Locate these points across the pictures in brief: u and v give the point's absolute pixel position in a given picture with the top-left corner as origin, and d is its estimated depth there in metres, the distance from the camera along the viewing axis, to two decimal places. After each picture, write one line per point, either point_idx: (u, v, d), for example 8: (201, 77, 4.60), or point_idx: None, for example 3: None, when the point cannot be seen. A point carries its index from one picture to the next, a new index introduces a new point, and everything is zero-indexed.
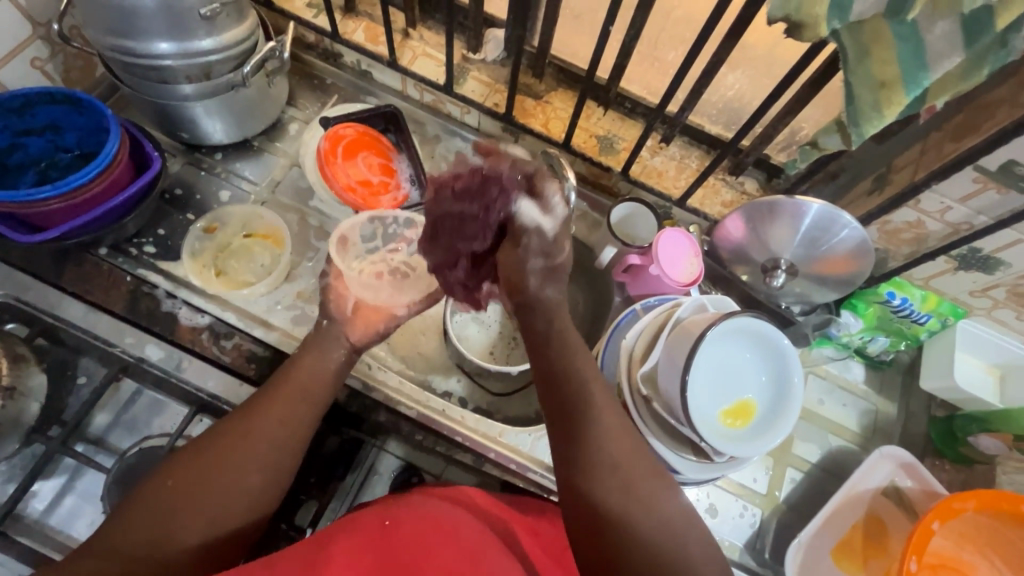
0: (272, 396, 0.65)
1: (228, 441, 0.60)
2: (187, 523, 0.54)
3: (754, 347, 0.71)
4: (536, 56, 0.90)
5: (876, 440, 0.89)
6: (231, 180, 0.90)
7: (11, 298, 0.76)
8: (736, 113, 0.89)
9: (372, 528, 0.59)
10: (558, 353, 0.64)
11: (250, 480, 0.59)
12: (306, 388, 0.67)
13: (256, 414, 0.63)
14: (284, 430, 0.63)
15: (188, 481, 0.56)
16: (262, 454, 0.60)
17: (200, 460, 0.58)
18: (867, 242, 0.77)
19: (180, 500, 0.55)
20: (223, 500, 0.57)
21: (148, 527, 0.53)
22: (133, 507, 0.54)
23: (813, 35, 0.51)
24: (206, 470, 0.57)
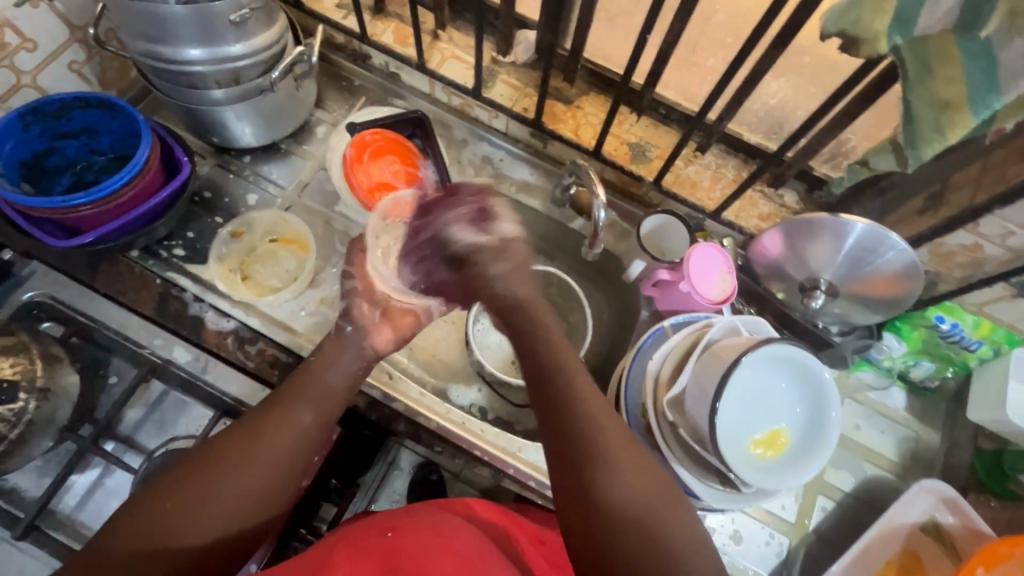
0: (283, 408, 0.63)
1: (235, 450, 0.57)
2: (193, 527, 0.52)
3: (791, 376, 0.67)
4: (568, 60, 0.87)
5: (916, 471, 0.85)
6: (259, 183, 0.91)
7: (48, 297, 0.78)
8: (778, 122, 0.84)
9: (375, 539, 0.59)
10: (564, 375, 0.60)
11: (250, 498, 0.56)
12: (318, 398, 0.65)
13: (263, 427, 0.60)
14: (290, 446, 0.60)
15: (189, 492, 0.53)
16: (264, 473, 0.57)
17: (203, 474, 0.54)
18: (916, 265, 0.72)
19: (184, 508, 0.52)
20: (228, 517, 0.54)
21: (152, 530, 0.50)
22: (137, 511, 0.51)
23: (871, 51, 0.47)
24: (209, 485, 0.54)
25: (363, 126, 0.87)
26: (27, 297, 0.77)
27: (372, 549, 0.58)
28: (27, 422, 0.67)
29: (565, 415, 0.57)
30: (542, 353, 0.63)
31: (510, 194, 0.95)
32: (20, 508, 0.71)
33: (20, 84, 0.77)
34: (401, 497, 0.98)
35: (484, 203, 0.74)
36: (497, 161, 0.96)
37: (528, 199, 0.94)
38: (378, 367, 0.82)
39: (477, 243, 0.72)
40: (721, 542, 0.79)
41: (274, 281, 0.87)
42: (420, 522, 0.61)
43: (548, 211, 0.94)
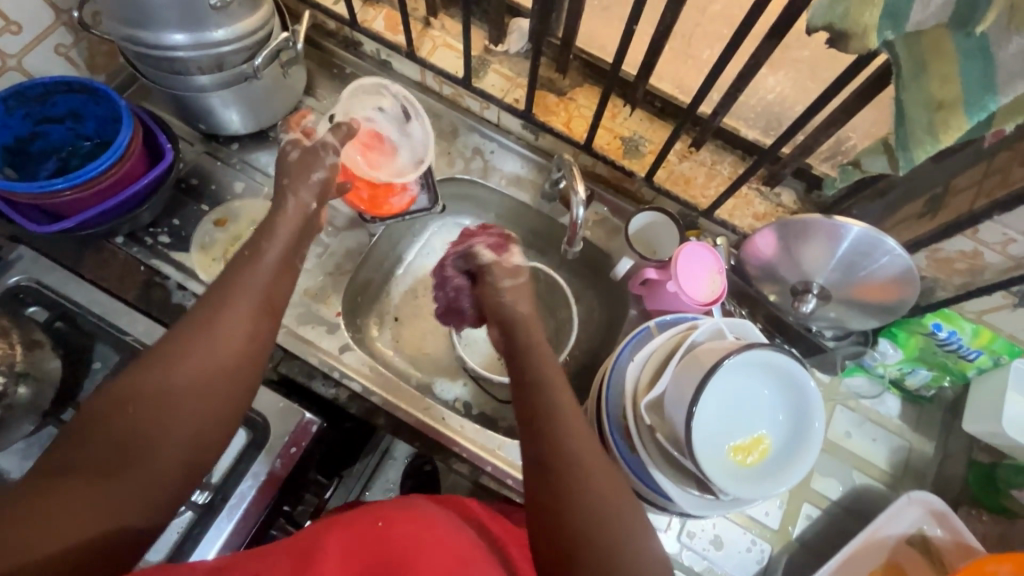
0: (224, 303, 0.57)
1: (185, 363, 0.52)
2: (164, 446, 0.49)
3: (774, 383, 0.65)
4: (560, 50, 0.85)
5: (907, 480, 0.83)
6: (247, 171, 0.90)
7: (32, 281, 0.78)
8: (777, 117, 0.82)
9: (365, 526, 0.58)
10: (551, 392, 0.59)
11: (216, 408, 0.52)
12: (262, 292, 0.60)
13: (204, 325, 0.54)
14: (241, 345, 0.55)
15: (143, 412, 0.49)
16: (219, 378, 0.53)
17: (152, 390, 0.50)
18: (912, 270, 0.69)
19: (143, 429, 0.48)
20: (193, 429, 0.50)
21: (116, 455, 0.47)
22: (91, 437, 0.47)
23: (860, 47, 0.45)
24: (161, 393, 0.50)
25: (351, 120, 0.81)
26: (12, 282, 0.78)
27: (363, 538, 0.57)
28: (6, 406, 0.67)
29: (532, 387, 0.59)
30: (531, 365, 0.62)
31: (500, 187, 0.93)
32: None
33: (5, 68, 0.77)
34: (394, 485, 1.01)
35: (505, 237, 0.77)
36: (488, 153, 0.94)
37: (518, 192, 0.93)
38: (359, 360, 0.81)
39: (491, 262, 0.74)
40: (701, 547, 0.78)
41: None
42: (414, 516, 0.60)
43: (538, 205, 0.92)
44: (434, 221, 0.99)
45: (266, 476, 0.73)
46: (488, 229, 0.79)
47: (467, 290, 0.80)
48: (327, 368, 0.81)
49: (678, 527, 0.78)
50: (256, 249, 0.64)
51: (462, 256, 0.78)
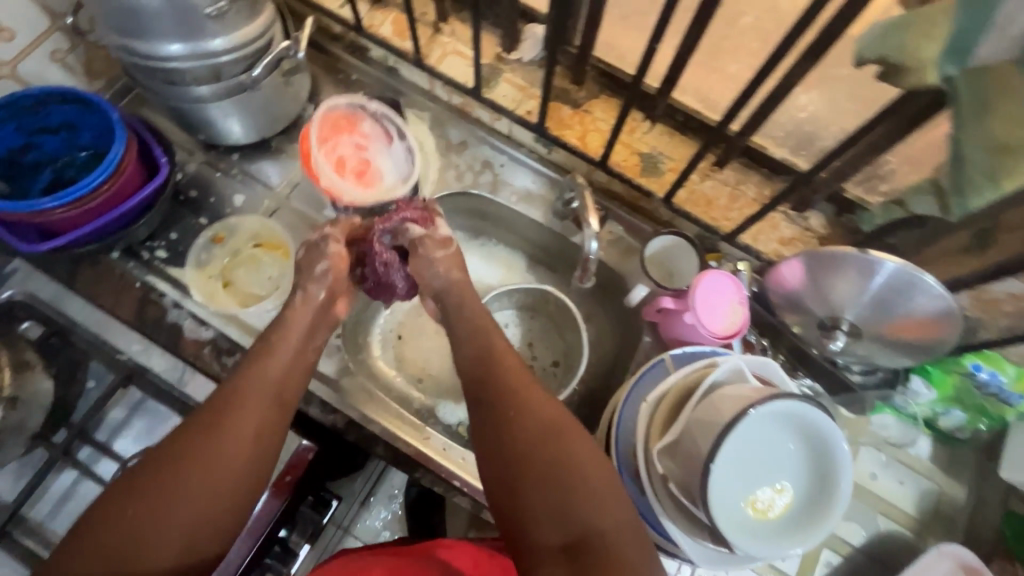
0: (233, 406, 0.57)
1: (193, 460, 0.53)
2: (162, 546, 0.49)
3: (798, 435, 0.60)
4: (576, 60, 0.80)
5: (935, 527, 0.78)
6: (248, 182, 0.87)
7: (28, 296, 0.76)
8: (808, 137, 0.76)
9: None
10: (519, 392, 0.59)
11: (218, 505, 0.52)
12: (275, 384, 0.60)
13: (216, 422, 0.55)
14: (247, 450, 0.55)
15: (146, 511, 0.49)
16: (227, 473, 0.53)
17: (157, 488, 0.50)
18: (953, 312, 0.64)
19: (145, 528, 0.49)
20: (192, 528, 0.50)
21: (117, 555, 0.48)
22: (95, 535, 0.48)
23: (915, 81, 0.42)
24: (163, 506, 0.50)
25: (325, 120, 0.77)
26: (6, 296, 0.76)
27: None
28: None
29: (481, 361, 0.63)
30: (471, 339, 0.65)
31: (510, 204, 0.88)
32: None
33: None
34: (399, 491, 1.04)
35: (431, 209, 0.72)
36: (498, 166, 0.89)
37: (529, 209, 0.88)
38: (359, 384, 0.78)
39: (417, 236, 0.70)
40: None
41: (257, 289, 0.84)
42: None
43: (549, 223, 0.88)
44: None
45: (261, 509, 0.70)
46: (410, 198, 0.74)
47: (399, 266, 0.73)
48: (325, 392, 0.78)
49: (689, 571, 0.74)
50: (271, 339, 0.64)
51: (391, 233, 0.71)
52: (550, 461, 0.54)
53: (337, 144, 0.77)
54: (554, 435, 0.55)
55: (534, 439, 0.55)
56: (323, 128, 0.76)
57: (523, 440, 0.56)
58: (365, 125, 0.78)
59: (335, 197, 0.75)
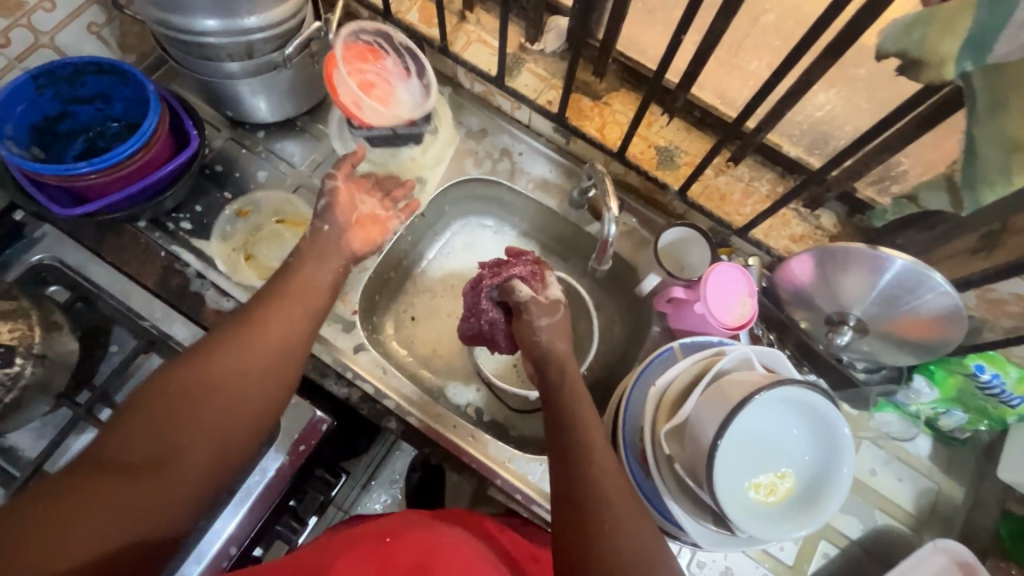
0: (270, 308, 0.62)
1: (232, 356, 0.56)
2: (201, 432, 0.52)
3: (803, 421, 0.62)
4: (599, 53, 0.81)
5: (932, 525, 0.80)
6: (272, 160, 0.89)
7: (56, 260, 0.79)
8: (823, 136, 0.77)
9: (372, 547, 0.60)
10: (579, 427, 0.60)
11: (254, 399, 0.56)
12: (303, 298, 0.65)
13: (256, 325, 0.59)
14: (274, 350, 0.59)
15: (193, 399, 0.53)
16: (263, 370, 0.57)
17: (202, 380, 0.54)
18: (960, 310, 0.65)
19: (189, 414, 0.52)
20: (229, 417, 0.54)
21: (161, 433, 0.51)
22: (138, 413, 0.51)
23: (934, 75, 0.43)
24: (204, 390, 0.53)
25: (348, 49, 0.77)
26: (35, 260, 0.78)
27: (369, 550, 0.60)
28: (24, 388, 0.67)
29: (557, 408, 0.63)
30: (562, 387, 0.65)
31: (526, 191, 0.90)
32: (17, 467, 0.72)
33: (38, 45, 0.76)
34: (400, 476, 1.05)
35: (540, 266, 0.77)
36: (516, 154, 0.91)
37: (545, 198, 0.90)
38: (373, 360, 0.80)
39: (529, 300, 0.73)
40: None
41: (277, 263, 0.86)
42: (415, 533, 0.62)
43: (564, 211, 0.89)
44: (455, 222, 0.97)
45: (274, 475, 0.72)
46: (521, 255, 0.79)
47: (502, 327, 0.78)
48: (341, 367, 0.80)
49: (689, 555, 0.76)
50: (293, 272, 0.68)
51: (500, 289, 0.76)
52: (588, 501, 0.54)
53: (361, 69, 0.78)
54: (595, 477, 0.56)
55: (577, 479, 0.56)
56: (348, 53, 0.77)
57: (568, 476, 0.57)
58: (388, 60, 0.80)
59: (353, 116, 0.75)
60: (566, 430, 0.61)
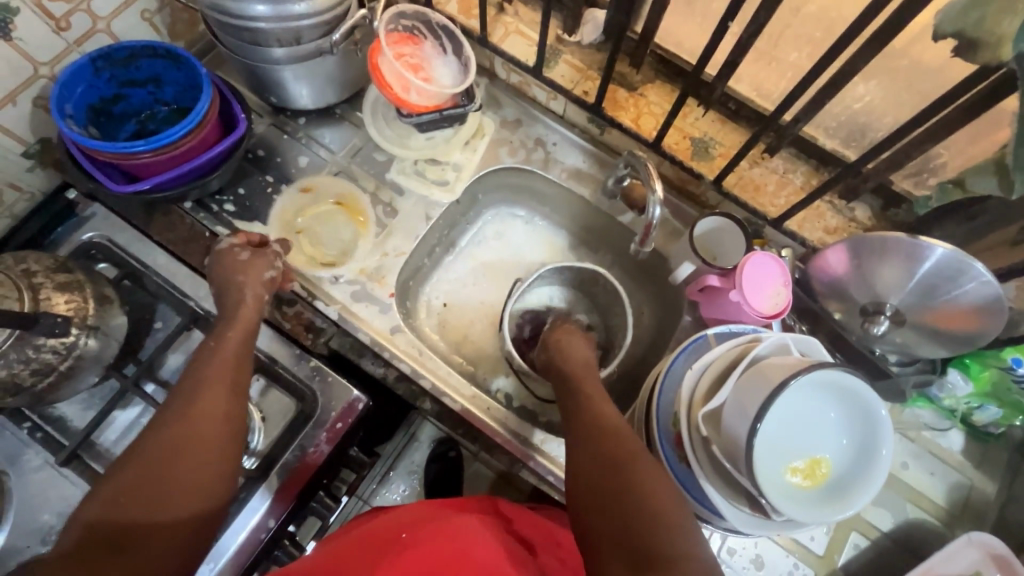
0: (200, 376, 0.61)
1: (178, 432, 0.56)
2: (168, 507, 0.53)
3: (840, 405, 0.62)
4: (637, 44, 0.83)
5: (964, 520, 0.79)
6: (311, 146, 0.91)
7: (104, 238, 0.82)
8: (860, 129, 0.77)
9: (389, 543, 0.59)
10: (608, 442, 0.60)
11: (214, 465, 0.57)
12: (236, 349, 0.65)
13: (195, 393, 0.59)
14: (223, 411, 0.59)
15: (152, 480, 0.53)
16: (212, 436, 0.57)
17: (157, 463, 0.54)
18: (1000, 299, 0.65)
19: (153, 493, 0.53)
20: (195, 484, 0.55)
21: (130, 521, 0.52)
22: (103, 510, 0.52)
23: (990, 55, 0.46)
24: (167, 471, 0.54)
25: (390, 37, 0.83)
26: (86, 238, 0.81)
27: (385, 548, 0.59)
28: (78, 358, 0.70)
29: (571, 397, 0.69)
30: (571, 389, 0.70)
31: (560, 181, 0.91)
32: (66, 436, 0.75)
33: (95, 30, 0.79)
34: (419, 467, 1.03)
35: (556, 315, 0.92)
36: (550, 144, 0.92)
37: (578, 187, 0.91)
38: (409, 343, 0.82)
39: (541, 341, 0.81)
40: (740, 565, 0.76)
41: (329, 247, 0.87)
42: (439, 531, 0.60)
43: (597, 201, 0.90)
44: (487, 211, 0.98)
45: (311, 451, 0.74)
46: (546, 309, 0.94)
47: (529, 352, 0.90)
48: (377, 347, 0.81)
49: (719, 542, 0.76)
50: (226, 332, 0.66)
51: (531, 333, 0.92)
52: (598, 484, 0.56)
53: (402, 55, 0.83)
54: (633, 480, 0.55)
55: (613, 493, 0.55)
56: (389, 40, 0.83)
57: (602, 494, 0.56)
58: (426, 46, 0.85)
59: (402, 101, 0.81)
60: (596, 448, 0.60)
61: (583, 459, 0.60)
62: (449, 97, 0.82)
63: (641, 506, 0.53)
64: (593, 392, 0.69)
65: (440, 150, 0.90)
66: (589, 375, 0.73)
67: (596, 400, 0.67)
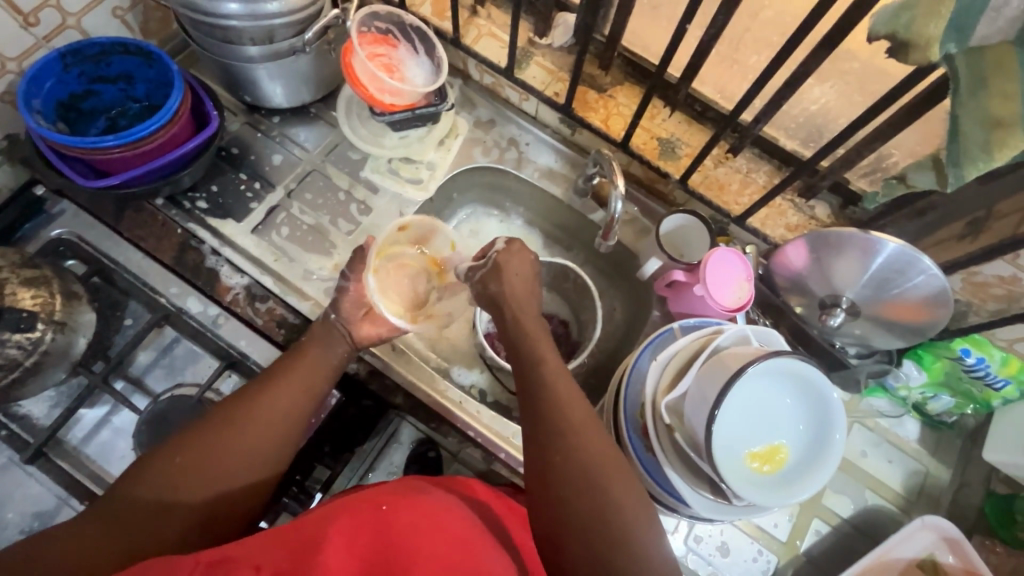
0: (273, 381, 0.67)
1: (239, 419, 0.62)
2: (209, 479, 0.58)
3: (796, 392, 0.65)
4: (605, 47, 0.85)
5: (920, 505, 0.82)
6: (286, 144, 0.91)
7: (74, 235, 0.82)
8: (817, 129, 0.81)
9: (368, 511, 0.56)
10: (572, 427, 0.57)
11: (259, 458, 0.62)
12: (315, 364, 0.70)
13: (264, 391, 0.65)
14: (283, 413, 0.65)
15: (207, 451, 0.59)
16: (267, 433, 0.63)
17: (214, 434, 0.60)
18: (947, 291, 0.69)
19: (205, 463, 0.58)
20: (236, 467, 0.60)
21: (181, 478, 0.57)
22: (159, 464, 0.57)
23: (920, 57, 0.48)
24: (223, 445, 0.60)
25: (362, 38, 0.84)
26: (55, 234, 0.81)
27: (362, 517, 0.55)
28: (44, 353, 0.70)
29: (527, 369, 0.64)
30: (527, 361, 0.64)
31: (533, 180, 0.93)
32: (32, 434, 0.74)
33: (65, 26, 0.79)
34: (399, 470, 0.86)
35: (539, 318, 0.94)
36: (523, 144, 0.94)
37: (550, 185, 0.93)
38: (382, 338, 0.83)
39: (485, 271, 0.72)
40: (707, 552, 0.78)
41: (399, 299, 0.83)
42: (427, 506, 0.58)
43: (569, 199, 0.93)
44: (462, 209, 1.00)
45: None
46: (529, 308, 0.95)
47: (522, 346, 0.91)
48: None
49: (686, 530, 0.78)
50: (288, 359, 0.70)
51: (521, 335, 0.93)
52: (558, 484, 0.55)
53: (376, 56, 0.85)
54: (599, 485, 0.54)
55: (577, 485, 0.54)
56: (363, 41, 0.84)
57: (565, 483, 0.55)
58: (401, 48, 0.87)
59: (375, 101, 0.83)
60: (557, 433, 0.57)
61: (544, 443, 0.57)
62: (421, 95, 0.83)
63: (603, 505, 0.53)
64: (555, 372, 0.63)
65: (415, 149, 0.92)
66: (544, 339, 0.67)
67: (554, 381, 0.62)
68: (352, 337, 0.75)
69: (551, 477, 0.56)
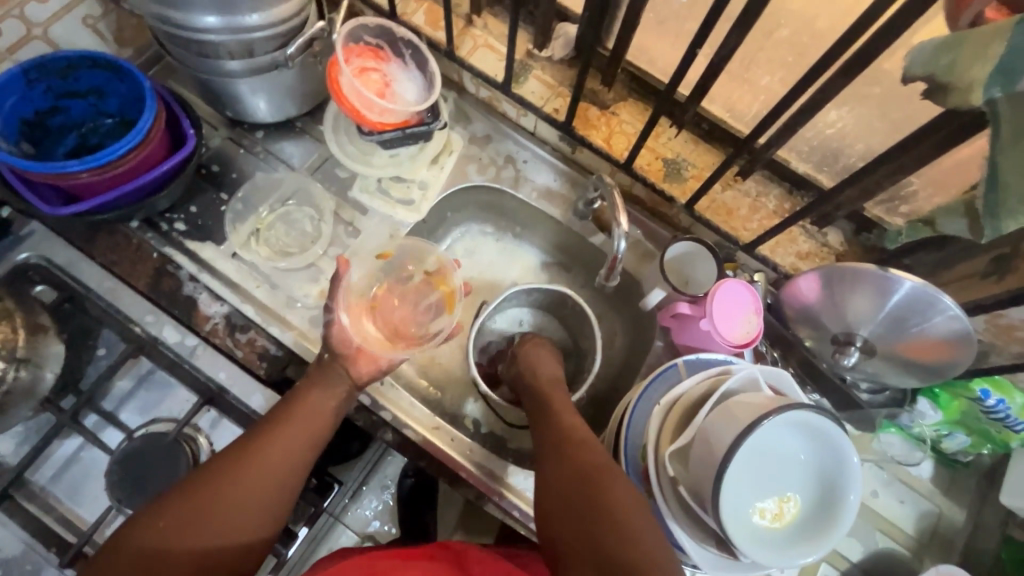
0: (274, 429, 0.63)
1: (240, 468, 0.59)
2: (204, 532, 0.54)
3: (811, 447, 0.60)
4: (608, 62, 0.80)
5: (932, 548, 0.79)
6: (270, 161, 0.86)
7: (43, 259, 0.76)
8: (833, 153, 0.76)
9: None
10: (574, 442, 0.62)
11: (257, 508, 0.58)
12: (321, 409, 0.67)
13: (265, 442, 0.61)
14: (284, 465, 0.61)
15: (203, 501, 0.55)
16: (266, 484, 0.59)
17: (209, 483, 0.57)
18: (969, 333, 0.64)
19: (198, 515, 0.55)
20: (234, 519, 0.56)
21: (172, 530, 0.53)
22: (151, 517, 0.54)
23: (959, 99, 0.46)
24: (218, 495, 0.56)
25: (348, 52, 0.79)
26: (23, 258, 0.76)
27: None
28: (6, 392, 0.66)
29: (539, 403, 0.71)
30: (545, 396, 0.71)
31: (530, 200, 0.89)
32: None
33: None
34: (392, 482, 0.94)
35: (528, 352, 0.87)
36: (520, 162, 0.89)
37: (549, 206, 0.88)
38: None
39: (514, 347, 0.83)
40: None
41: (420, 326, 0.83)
42: None
43: (568, 221, 0.88)
44: (456, 228, 0.95)
45: None
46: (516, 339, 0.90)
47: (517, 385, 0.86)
48: None
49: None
50: (288, 404, 0.66)
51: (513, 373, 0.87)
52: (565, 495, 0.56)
53: (365, 71, 0.80)
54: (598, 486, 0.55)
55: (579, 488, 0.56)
56: (351, 54, 0.79)
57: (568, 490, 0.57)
58: (390, 62, 0.81)
59: (362, 118, 0.77)
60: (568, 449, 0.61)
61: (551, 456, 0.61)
62: (413, 115, 0.78)
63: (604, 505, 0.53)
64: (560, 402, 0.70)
65: (406, 167, 0.87)
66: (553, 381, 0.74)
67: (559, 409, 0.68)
68: (352, 375, 0.71)
69: (571, 498, 0.56)
